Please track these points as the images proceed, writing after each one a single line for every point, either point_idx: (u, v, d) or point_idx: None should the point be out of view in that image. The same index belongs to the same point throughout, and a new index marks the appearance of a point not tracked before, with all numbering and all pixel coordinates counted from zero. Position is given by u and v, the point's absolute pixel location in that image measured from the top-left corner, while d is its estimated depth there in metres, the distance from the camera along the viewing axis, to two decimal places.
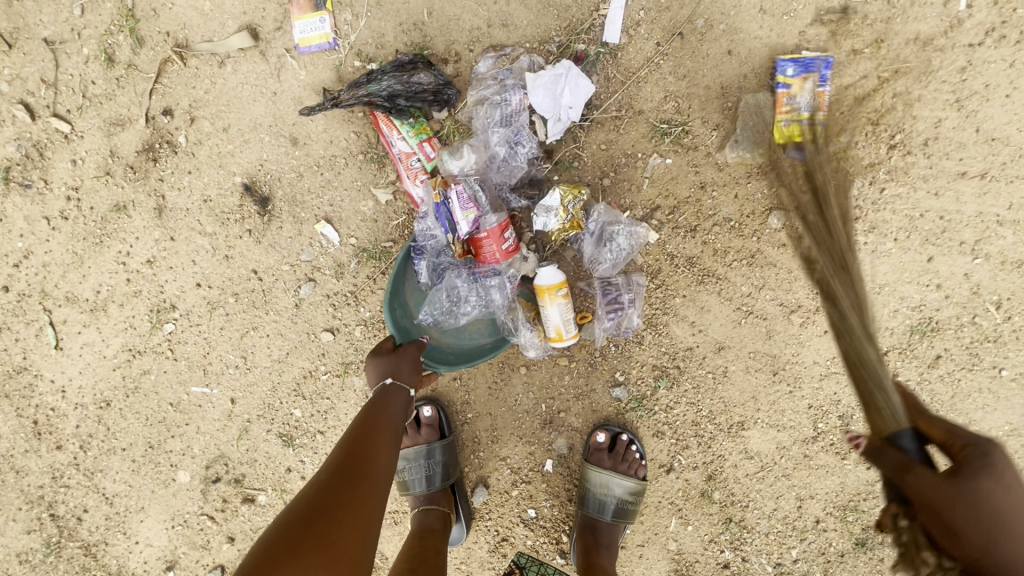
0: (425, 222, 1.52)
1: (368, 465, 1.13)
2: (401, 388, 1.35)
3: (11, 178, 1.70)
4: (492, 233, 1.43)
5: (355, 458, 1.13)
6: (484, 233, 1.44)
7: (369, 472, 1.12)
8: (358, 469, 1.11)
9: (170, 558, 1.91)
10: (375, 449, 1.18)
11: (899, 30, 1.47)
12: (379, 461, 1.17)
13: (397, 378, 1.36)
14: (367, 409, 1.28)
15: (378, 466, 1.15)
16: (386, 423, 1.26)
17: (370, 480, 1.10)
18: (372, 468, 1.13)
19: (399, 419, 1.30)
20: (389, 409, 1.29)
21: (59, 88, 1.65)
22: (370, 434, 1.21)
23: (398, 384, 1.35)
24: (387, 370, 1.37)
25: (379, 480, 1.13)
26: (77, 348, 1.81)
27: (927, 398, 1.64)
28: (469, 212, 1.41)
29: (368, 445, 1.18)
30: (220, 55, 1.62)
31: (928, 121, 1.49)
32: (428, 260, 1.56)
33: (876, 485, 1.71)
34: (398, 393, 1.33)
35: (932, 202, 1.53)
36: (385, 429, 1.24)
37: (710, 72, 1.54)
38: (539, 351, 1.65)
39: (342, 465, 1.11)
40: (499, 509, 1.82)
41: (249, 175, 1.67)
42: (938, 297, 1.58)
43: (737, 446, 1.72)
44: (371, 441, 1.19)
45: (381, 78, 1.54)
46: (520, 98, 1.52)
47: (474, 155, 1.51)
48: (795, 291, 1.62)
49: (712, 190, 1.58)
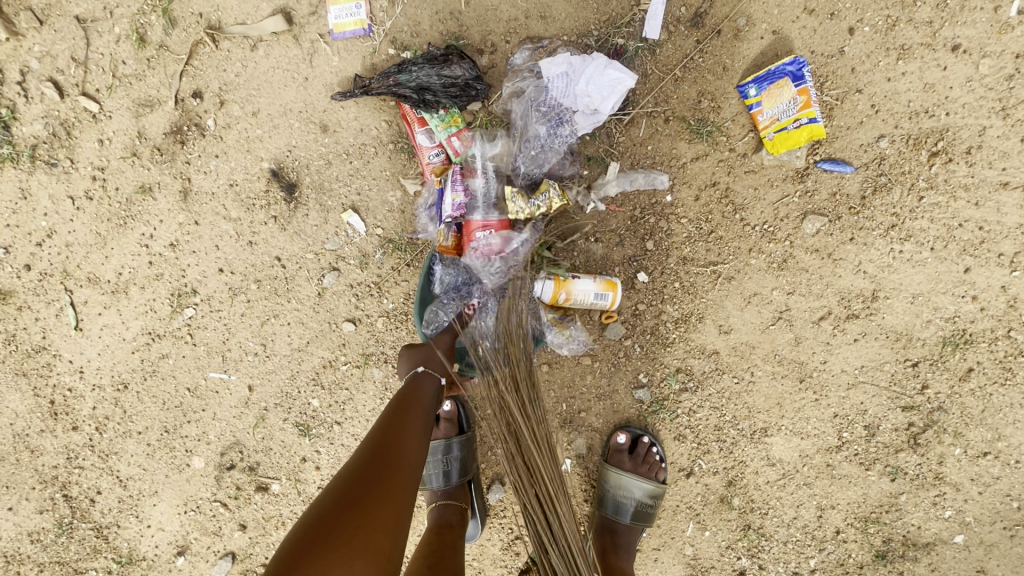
0: (426, 217, 1.63)
1: (397, 459, 1.11)
2: (431, 376, 1.42)
3: (37, 156, 1.68)
4: (486, 219, 1.43)
5: (385, 453, 1.12)
6: (475, 217, 1.45)
7: (400, 462, 1.11)
8: (388, 457, 1.11)
9: (181, 543, 1.90)
10: (403, 440, 1.17)
11: (948, 34, 1.43)
12: (409, 452, 1.16)
13: (427, 367, 1.44)
14: (397, 403, 1.30)
15: (408, 456, 1.14)
16: (412, 420, 1.25)
17: (400, 469, 1.09)
18: (402, 458, 1.12)
19: (427, 409, 1.32)
20: (418, 402, 1.32)
21: (89, 67, 1.63)
22: (398, 428, 1.20)
23: (427, 371, 1.43)
24: (419, 358, 1.46)
25: (410, 471, 1.12)
26: (97, 329, 1.80)
27: (957, 411, 1.62)
28: (457, 196, 1.44)
29: (397, 438, 1.17)
30: (252, 38, 1.60)
31: (972, 128, 1.46)
32: (448, 265, 1.60)
33: (899, 498, 1.68)
34: (428, 380, 1.40)
35: (972, 211, 1.50)
36: (412, 425, 1.23)
37: (750, 71, 1.51)
38: (573, 349, 1.65)
39: (372, 458, 1.10)
40: (514, 506, 1.81)
41: (277, 160, 1.65)
42: (972, 309, 1.55)
43: (759, 453, 1.69)
44: (400, 433, 1.19)
45: (413, 68, 1.50)
46: (560, 87, 1.47)
47: (500, 146, 1.53)
48: (826, 297, 1.59)
49: (746, 191, 1.56)
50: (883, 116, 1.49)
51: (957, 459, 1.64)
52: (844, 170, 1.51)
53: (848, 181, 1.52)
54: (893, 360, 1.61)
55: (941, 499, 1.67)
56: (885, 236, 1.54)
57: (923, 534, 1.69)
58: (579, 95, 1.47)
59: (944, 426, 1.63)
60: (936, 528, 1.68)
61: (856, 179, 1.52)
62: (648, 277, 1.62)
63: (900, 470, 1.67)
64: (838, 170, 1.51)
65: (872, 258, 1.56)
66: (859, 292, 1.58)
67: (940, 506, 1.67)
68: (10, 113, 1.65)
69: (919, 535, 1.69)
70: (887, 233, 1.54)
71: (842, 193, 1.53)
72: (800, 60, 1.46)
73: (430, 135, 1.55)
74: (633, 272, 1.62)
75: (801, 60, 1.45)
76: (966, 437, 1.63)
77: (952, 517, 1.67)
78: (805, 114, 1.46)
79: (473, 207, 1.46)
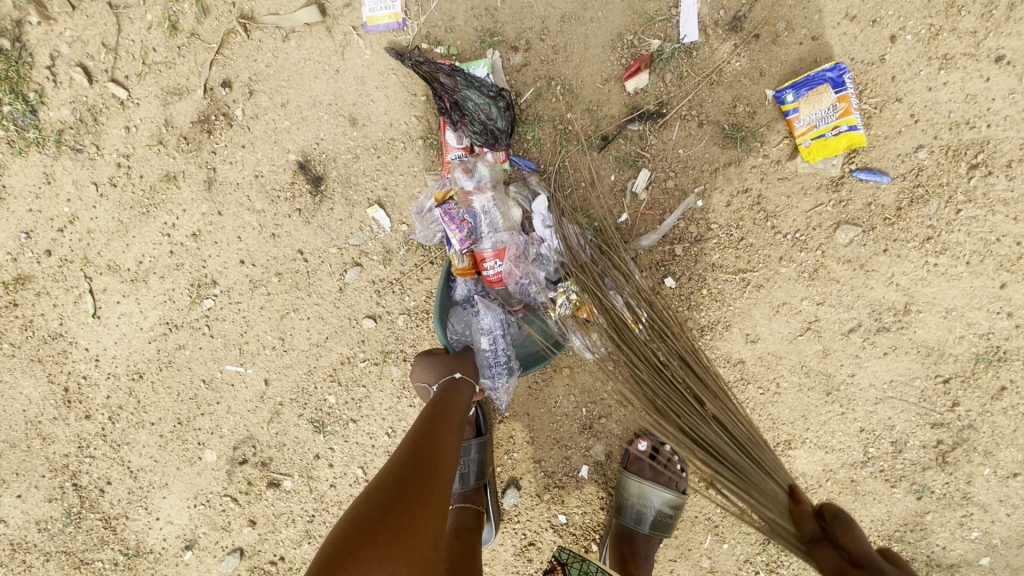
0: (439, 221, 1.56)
1: (437, 459, 1.10)
2: (469, 383, 1.42)
3: (63, 141, 1.67)
4: (495, 249, 1.45)
5: (423, 452, 1.11)
6: (484, 247, 1.46)
7: (438, 461, 1.10)
8: (428, 456, 1.09)
9: (189, 537, 1.88)
10: (440, 441, 1.16)
11: (991, 45, 1.41)
12: (446, 452, 1.14)
13: (464, 373, 1.43)
14: (433, 404, 1.30)
15: (445, 456, 1.13)
16: (450, 422, 1.24)
17: (439, 470, 1.07)
18: (440, 458, 1.11)
19: (463, 412, 1.32)
20: (453, 404, 1.31)
21: (119, 54, 1.63)
22: (435, 429, 1.19)
23: (465, 378, 1.42)
24: (455, 364, 1.44)
25: (449, 468, 1.11)
26: (114, 318, 1.78)
27: (988, 430, 1.57)
28: (455, 233, 1.45)
29: (434, 438, 1.16)
30: (285, 28, 1.60)
31: (1013, 141, 1.43)
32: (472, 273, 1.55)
33: (925, 517, 1.63)
34: (465, 386, 1.40)
35: (1010, 226, 1.47)
36: (450, 428, 1.22)
37: (788, 76, 1.49)
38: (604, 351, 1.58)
39: (412, 458, 1.08)
40: (528, 512, 1.76)
41: (304, 153, 1.64)
42: (1007, 326, 1.51)
43: (782, 466, 1.66)
44: (438, 435, 1.18)
45: (457, 77, 1.49)
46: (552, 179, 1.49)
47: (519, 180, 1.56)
48: (856, 309, 1.56)
49: (778, 199, 1.54)
50: (923, 125, 1.46)
51: (987, 479, 1.59)
52: (880, 180, 1.49)
53: (883, 192, 1.50)
54: (923, 376, 1.57)
55: (968, 520, 1.61)
56: (920, 249, 1.51)
57: (948, 555, 1.64)
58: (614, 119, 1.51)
59: (974, 445, 1.58)
60: (962, 549, 1.63)
61: (891, 190, 1.50)
62: (674, 282, 1.59)
63: (927, 488, 1.61)
64: (874, 180, 1.49)
65: (906, 271, 1.53)
66: (891, 304, 1.55)
67: (967, 527, 1.62)
68: (39, 97, 1.65)
69: (944, 556, 1.64)
70: (922, 246, 1.51)
71: (876, 203, 1.51)
72: (841, 67, 1.44)
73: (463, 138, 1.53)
74: (660, 276, 1.59)
75: (841, 65, 1.43)
76: (997, 458, 1.57)
77: (979, 539, 1.62)
78: (844, 122, 1.45)
79: (479, 239, 1.47)
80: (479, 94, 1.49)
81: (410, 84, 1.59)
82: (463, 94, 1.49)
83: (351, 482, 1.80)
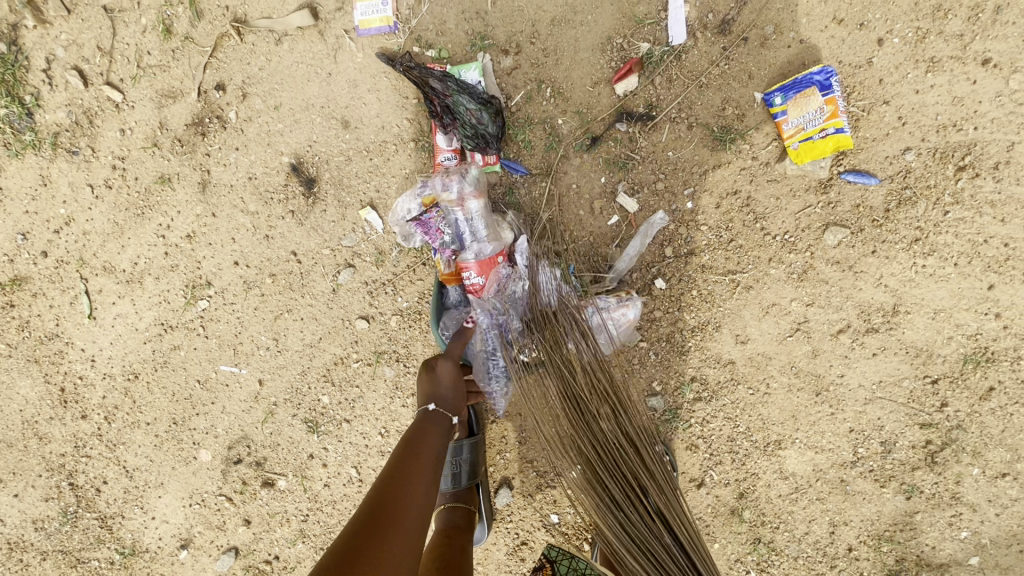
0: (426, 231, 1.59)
1: (398, 512, 1.03)
2: (442, 415, 1.36)
3: (59, 143, 1.69)
4: (477, 258, 1.48)
5: (385, 506, 1.04)
6: (466, 257, 1.48)
7: (400, 517, 1.03)
8: (389, 510, 1.03)
9: (185, 536, 1.89)
10: (406, 491, 1.10)
11: (978, 47, 1.42)
12: (411, 502, 1.08)
13: (438, 405, 1.37)
14: (403, 444, 1.27)
15: (410, 508, 1.06)
16: (420, 468, 1.18)
17: (399, 525, 1.01)
18: (403, 511, 1.04)
19: (437, 448, 1.28)
20: (426, 440, 1.28)
21: (114, 57, 1.65)
22: (403, 479, 1.14)
23: (438, 410, 1.36)
24: (429, 395, 1.39)
25: (415, 511, 1.06)
26: (110, 318, 1.80)
27: (976, 430, 1.57)
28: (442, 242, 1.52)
29: (399, 490, 1.10)
30: (278, 32, 1.61)
31: (1001, 143, 1.44)
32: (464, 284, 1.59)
33: (914, 517, 1.64)
34: (439, 418, 1.35)
35: (998, 228, 1.48)
36: (419, 474, 1.17)
37: (776, 79, 1.50)
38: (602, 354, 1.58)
39: (372, 513, 1.02)
40: (521, 511, 1.78)
41: (297, 155, 1.65)
42: (995, 327, 1.52)
43: (772, 466, 1.66)
44: (404, 485, 1.12)
45: (448, 82, 1.50)
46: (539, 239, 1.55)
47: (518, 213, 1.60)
48: (845, 310, 1.57)
49: (767, 201, 1.55)
50: (910, 128, 1.47)
51: (975, 479, 1.60)
52: (868, 182, 1.49)
53: (871, 194, 1.51)
54: (912, 376, 1.58)
55: (957, 520, 1.62)
56: (908, 250, 1.52)
57: (937, 555, 1.64)
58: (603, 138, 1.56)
59: (963, 445, 1.58)
60: (951, 549, 1.64)
61: (879, 192, 1.51)
62: (664, 283, 1.60)
63: (916, 488, 1.62)
64: (862, 182, 1.50)
65: (894, 272, 1.53)
66: (879, 306, 1.56)
67: (956, 527, 1.62)
68: (35, 100, 1.66)
69: (934, 556, 1.65)
70: (910, 247, 1.52)
71: (865, 205, 1.52)
72: (828, 70, 1.45)
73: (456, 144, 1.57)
74: (650, 277, 1.61)
75: (828, 69, 1.44)
76: (985, 458, 1.58)
77: (968, 538, 1.62)
78: (831, 125, 1.46)
79: (463, 248, 1.49)
80: (469, 98, 1.50)
81: (402, 87, 1.60)
82: (453, 97, 1.50)
83: (345, 481, 1.81)
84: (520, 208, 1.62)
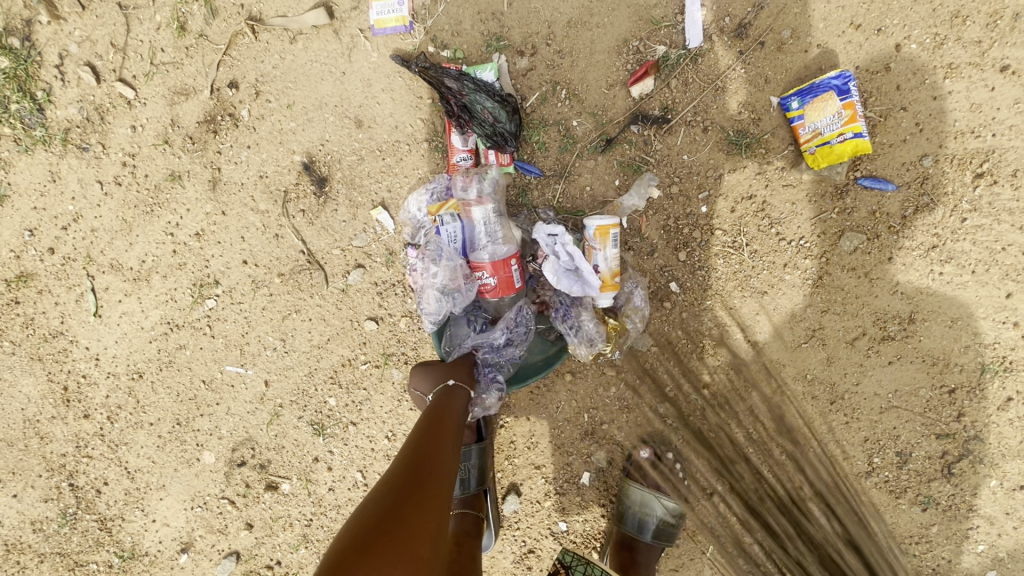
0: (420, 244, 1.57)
1: (433, 470, 1.08)
2: (463, 389, 1.38)
3: (69, 140, 1.68)
4: (493, 258, 1.41)
5: (422, 464, 1.08)
6: (482, 256, 1.42)
7: (437, 475, 1.07)
8: (426, 467, 1.07)
9: (185, 540, 1.86)
10: (438, 451, 1.14)
11: (997, 54, 1.41)
12: (443, 460, 1.13)
13: (457, 379, 1.40)
14: (428, 413, 1.27)
15: (444, 468, 1.11)
16: (448, 427, 1.24)
17: (437, 483, 1.05)
18: (439, 471, 1.08)
19: (459, 420, 1.30)
20: (450, 404, 1.32)
21: (128, 53, 1.64)
22: (435, 438, 1.18)
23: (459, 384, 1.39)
24: (446, 371, 1.41)
25: (447, 470, 1.11)
26: (115, 316, 1.78)
27: (994, 441, 1.55)
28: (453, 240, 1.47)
29: (432, 449, 1.14)
30: (292, 31, 1.61)
31: (1020, 150, 1.43)
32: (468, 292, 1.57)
33: (931, 530, 1.60)
34: (460, 393, 1.37)
35: (1017, 236, 1.46)
36: (446, 433, 1.21)
37: (793, 84, 1.50)
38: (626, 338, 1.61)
39: (410, 470, 1.06)
40: (528, 519, 1.74)
41: (309, 154, 1.65)
42: (1014, 336, 1.50)
43: (785, 475, 1.64)
44: (436, 446, 1.15)
45: (464, 82, 1.50)
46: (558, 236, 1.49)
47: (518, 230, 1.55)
48: (861, 317, 1.55)
49: (782, 205, 1.53)
50: (928, 134, 1.46)
51: (993, 491, 1.57)
52: (885, 188, 1.48)
53: (888, 201, 1.50)
54: (929, 385, 1.55)
55: (974, 533, 1.59)
56: (925, 257, 1.50)
57: (953, 569, 1.61)
58: (618, 140, 1.56)
59: (980, 456, 1.56)
60: (967, 563, 1.60)
61: (896, 199, 1.49)
62: (679, 287, 1.59)
63: (932, 500, 1.59)
64: (878, 187, 1.48)
65: (910, 279, 1.52)
66: (896, 314, 1.54)
67: (972, 539, 1.59)
68: (47, 96, 1.66)
69: (949, 570, 1.61)
70: (928, 254, 1.50)
71: (882, 212, 1.50)
72: (847, 74, 1.41)
73: (473, 147, 1.56)
74: (664, 281, 1.60)
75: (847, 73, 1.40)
76: (1002, 469, 1.55)
77: (985, 552, 1.59)
78: (849, 128, 1.41)
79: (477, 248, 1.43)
80: (484, 98, 1.49)
81: (416, 87, 1.60)
82: (467, 98, 1.50)
83: (349, 485, 1.78)
84: (532, 210, 1.61)
